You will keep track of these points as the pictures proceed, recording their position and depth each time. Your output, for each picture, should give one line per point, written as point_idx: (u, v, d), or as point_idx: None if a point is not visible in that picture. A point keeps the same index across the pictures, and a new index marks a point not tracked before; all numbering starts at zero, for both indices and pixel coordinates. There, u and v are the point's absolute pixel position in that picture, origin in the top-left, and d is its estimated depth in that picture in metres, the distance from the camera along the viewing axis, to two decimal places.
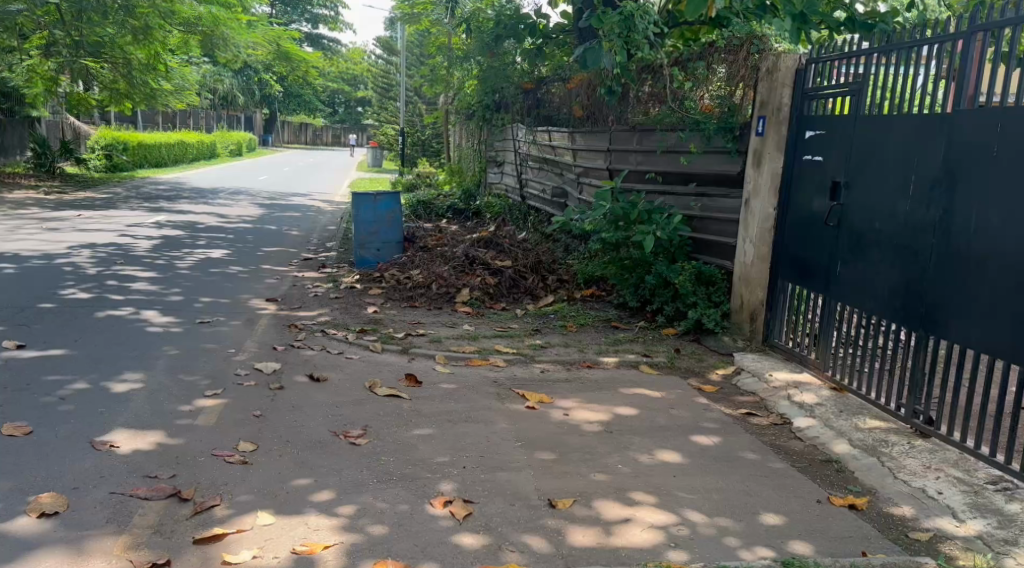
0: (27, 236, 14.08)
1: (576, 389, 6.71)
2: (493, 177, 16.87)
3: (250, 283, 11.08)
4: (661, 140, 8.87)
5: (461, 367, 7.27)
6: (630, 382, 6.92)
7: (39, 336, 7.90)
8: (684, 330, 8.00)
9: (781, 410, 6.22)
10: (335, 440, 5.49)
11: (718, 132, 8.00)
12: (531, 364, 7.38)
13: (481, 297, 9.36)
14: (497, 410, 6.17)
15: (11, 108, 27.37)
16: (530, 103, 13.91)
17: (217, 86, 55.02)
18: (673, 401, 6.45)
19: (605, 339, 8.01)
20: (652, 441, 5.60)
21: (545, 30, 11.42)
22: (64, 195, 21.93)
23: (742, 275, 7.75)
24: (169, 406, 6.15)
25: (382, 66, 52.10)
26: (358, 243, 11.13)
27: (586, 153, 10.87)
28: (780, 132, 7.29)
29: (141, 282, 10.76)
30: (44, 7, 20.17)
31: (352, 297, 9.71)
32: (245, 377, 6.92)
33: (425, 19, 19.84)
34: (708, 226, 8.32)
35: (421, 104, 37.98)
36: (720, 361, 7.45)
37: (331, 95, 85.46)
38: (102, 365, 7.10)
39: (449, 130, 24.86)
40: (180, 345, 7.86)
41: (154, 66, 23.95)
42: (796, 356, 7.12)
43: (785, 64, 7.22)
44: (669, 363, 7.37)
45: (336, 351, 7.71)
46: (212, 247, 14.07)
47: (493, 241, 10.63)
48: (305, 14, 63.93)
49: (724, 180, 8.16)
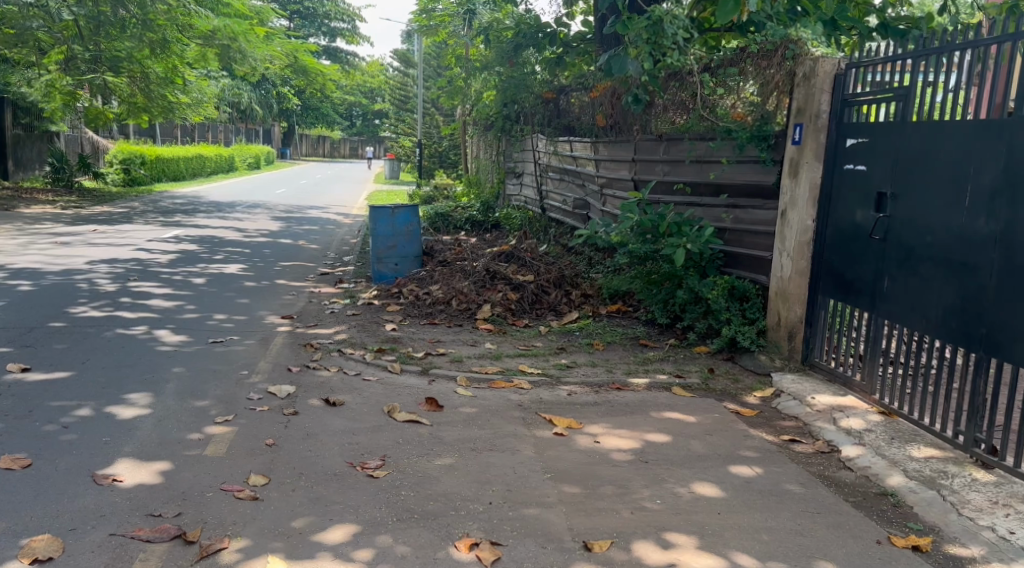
0: (41, 252, 13.89)
1: (605, 413, 6.35)
2: (512, 188, 16.52)
3: (266, 299, 10.79)
4: (689, 150, 8.53)
5: (484, 389, 6.91)
6: (662, 405, 6.54)
7: (47, 358, 7.63)
8: (717, 348, 7.62)
9: (828, 436, 5.83)
10: (353, 472, 5.16)
11: (751, 140, 7.62)
12: (557, 386, 7.01)
13: (503, 313, 9.02)
14: (523, 437, 5.81)
15: (31, 123, 27.46)
16: (550, 113, 13.58)
17: (235, 99, 55.16)
18: (710, 427, 6.06)
19: (634, 358, 7.64)
20: (689, 472, 5.22)
21: (566, 39, 11.15)
22: (81, 210, 21.84)
23: (778, 291, 7.36)
24: (177, 434, 5.85)
25: (398, 78, 51.96)
26: (375, 257, 10.82)
27: (609, 164, 10.54)
28: (819, 140, 6.91)
29: (156, 298, 10.50)
30: (63, 23, 20.40)
31: (370, 314, 9.38)
32: (257, 401, 6.60)
33: (442, 31, 19.62)
34: (741, 239, 7.95)
35: (439, 115, 37.74)
36: (757, 382, 7.07)
37: (349, 109, 85.65)
38: (109, 389, 6.81)
39: (466, 141, 24.56)
40: (190, 366, 7.56)
41: (171, 79, 23.83)
42: (839, 377, 6.73)
43: (824, 68, 6.85)
44: (704, 385, 7.00)
45: (353, 372, 7.38)
46: (228, 262, 13.82)
47: (514, 254, 10.29)
48: (321, 28, 64.12)
49: (758, 191, 7.79)
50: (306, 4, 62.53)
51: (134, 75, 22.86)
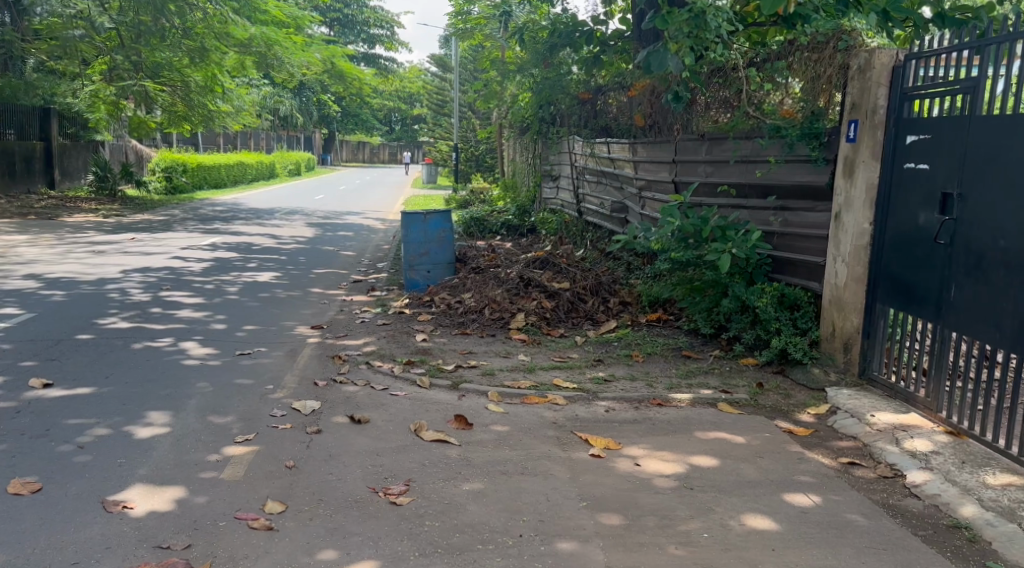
0: (76, 261, 13.80)
1: (646, 432, 5.93)
2: (548, 192, 16.11)
3: (297, 309, 10.53)
4: (734, 149, 8.10)
5: (516, 406, 6.53)
6: (707, 424, 6.10)
7: (70, 373, 7.41)
8: (766, 360, 7.15)
9: (890, 459, 5.44)
10: (375, 498, 4.82)
11: (801, 139, 7.18)
12: (594, 402, 6.59)
13: (538, 322, 8.63)
14: (558, 459, 5.42)
15: (76, 133, 27.78)
16: (587, 114, 13.15)
17: (276, 107, 55.57)
18: (760, 449, 5.63)
19: (676, 371, 7.21)
20: (739, 501, 4.81)
21: (602, 38, 10.64)
22: (122, 218, 21.89)
23: (833, 299, 6.90)
24: (194, 455, 5.56)
25: (436, 83, 51.79)
26: (407, 264, 10.51)
27: (648, 166, 10.12)
28: (876, 137, 6.47)
29: (186, 308, 10.29)
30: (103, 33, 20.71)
31: (401, 324, 9.07)
32: (280, 419, 6.30)
33: (478, 34, 19.29)
34: (789, 243, 7.50)
35: (476, 118, 37.44)
36: (811, 397, 6.61)
37: (388, 115, 85.94)
38: (130, 406, 6.55)
39: (503, 144, 24.19)
40: (214, 381, 7.28)
41: (211, 88, 23.72)
42: (901, 393, 6.30)
43: (880, 60, 6.42)
44: (752, 401, 6.55)
45: (381, 386, 7.05)
46: (262, 270, 13.62)
47: (549, 261, 9.90)
48: (361, 35, 64.33)
49: (808, 193, 7.32)
50: (345, 11, 62.87)
51: (174, 84, 22.86)
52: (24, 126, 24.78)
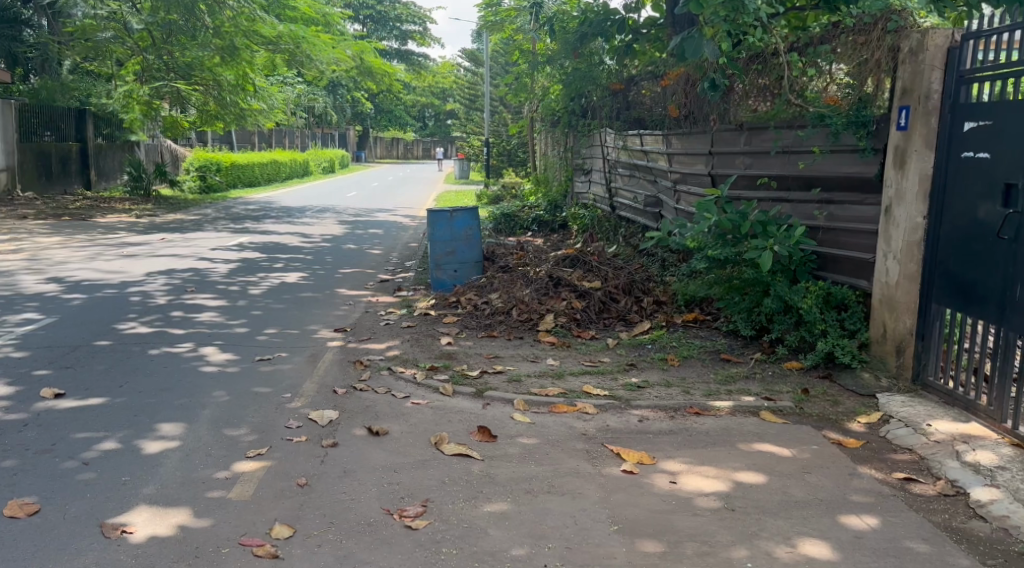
0: (104, 263, 13.65)
1: (683, 444, 5.53)
2: (580, 186, 15.69)
3: (322, 311, 10.23)
4: (775, 139, 7.64)
5: (543, 415, 6.15)
6: (750, 435, 5.68)
7: (84, 382, 7.16)
8: (811, 364, 6.71)
9: (951, 475, 5.00)
10: (389, 521, 4.50)
11: (848, 127, 6.72)
12: (627, 411, 6.19)
13: (567, 324, 8.25)
14: (587, 476, 5.04)
15: (113, 133, 27.80)
16: (619, 105, 12.70)
17: (309, 105, 55.61)
18: (808, 463, 5.21)
19: (714, 376, 6.78)
20: (785, 526, 4.42)
21: (635, 26, 10.00)
22: (154, 218, 21.84)
23: (884, 298, 6.44)
24: (203, 472, 5.26)
25: (468, 78, 51.41)
26: (433, 264, 10.18)
27: (683, 159, 9.70)
28: (930, 124, 6.01)
29: (208, 312, 10.05)
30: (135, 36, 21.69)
31: (425, 326, 8.73)
32: (296, 430, 5.99)
33: (508, 27, 18.92)
34: (836, 239, 7.03)
35: (508, 112, 37.01)
36: (861, 404, 6.17)
37: (422, 111, 85.89)
38: (141, 418, 6.27)
39: (535, 138, 23.76)
40: (230, 390, 6.99)
41: (243, 86, 23.39)
42: (959, 400, 5.84)
43: (934, 41, 5.98)
44: (798, 409, 6.11)
45: (402, 394, 6.72)
46: (289, 270, 13.37)
47: (579, 259, 9.52)
48: (393, 31, 64.18)
49: (856, 185, 6.85)
50: (378, 7, 62.84)
51: (206, 83, 22.52)
52: (61, 128, 24.82)
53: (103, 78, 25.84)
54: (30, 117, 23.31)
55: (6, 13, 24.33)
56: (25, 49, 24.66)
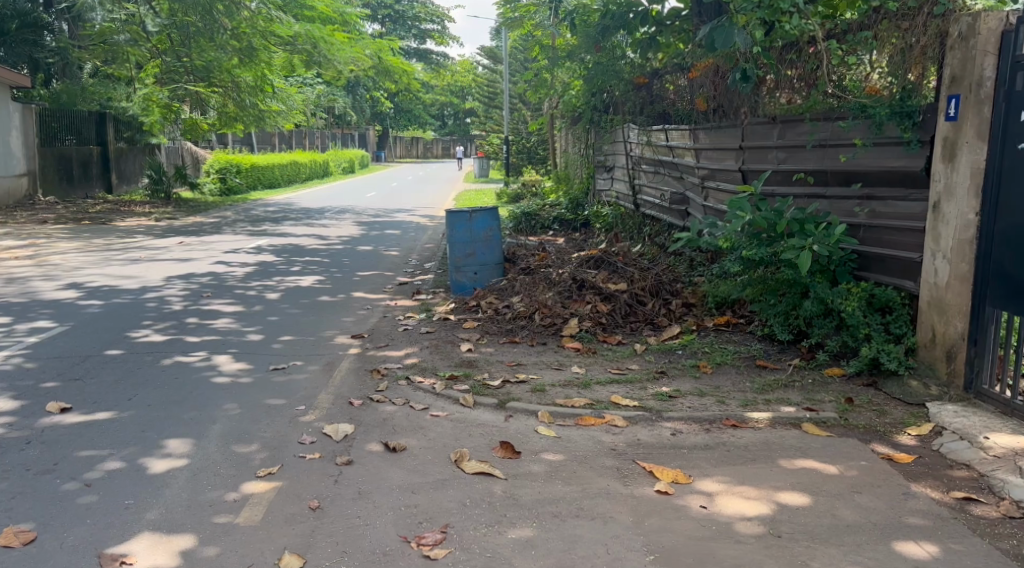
0: (119, 268, 13.41)
1: (721, 460, 5.18)
2: (602, 183, 15.31)
3: (339, 316, 9.93)
4: (811, 132, 7.25)
5: (569, 428, 5.81)
6: (792, 450, 5.32)
7: (91, 394, 6.83)
8: (854, 371, 6.37)
9: (1016, 495, 4.64)
10: (406, 550, 4.22)
11: (891, 118, 6.36)
12: (659, 423, 5.82)
13: (593, 328, 7.90)
14: (618, 497, 4.71)
15: (134, 136, 27.54)
16: (643, 100, 12.28)
17: (329, 105, 55.47)
18: (856, 483, 4.86)
19: (751, 384, 6.42)
20: (836, 556, 4.09)
21: (659, 17, 9.41)
22: (173, 221, 21.66)
23: (933, 300, 6.06)
24: (209, 494, 4.94)
25: (486, 75, 51.09)
26: (453, 266, 9.87)
27: (711, 154, 9.32)
28: (982, 114, 5.63)
29: (223, 318, 9.78)
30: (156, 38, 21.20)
31: (445, 331, 8.42)
32: (309, 446, 5.67)
33: (527, 22, 18.57)
34: (878, 237, 6.64)
35: (527, 108, 36.63)
36: (910, 415, 5.82)
37: (440, 110, 85.71)
38: (148, 433, 5.93)
39: (555, 136, 23.39)
40: (242, 401, 6.66)
41: (261, 87, 23.17)
42: (1018, 410, 5.47)
43: (987, 24, 5.60)
44: (842, 421, 5.75)
45: (421, 405, 6.41)
46: (305, 273, 13.09)
47: (604, 260, 9.14)
48: (412, 30, 63.97)
49: (900, 179, 6.46)
50: (396, 7, 62.67)
51: (224, 85, 22.31)
52: (82, 132, 24.67)
53: (124, 81, 25.61)
54: (49, 122, 23.17)
55: (26, 18, 23.57)
56: (45, 54, 24.12)
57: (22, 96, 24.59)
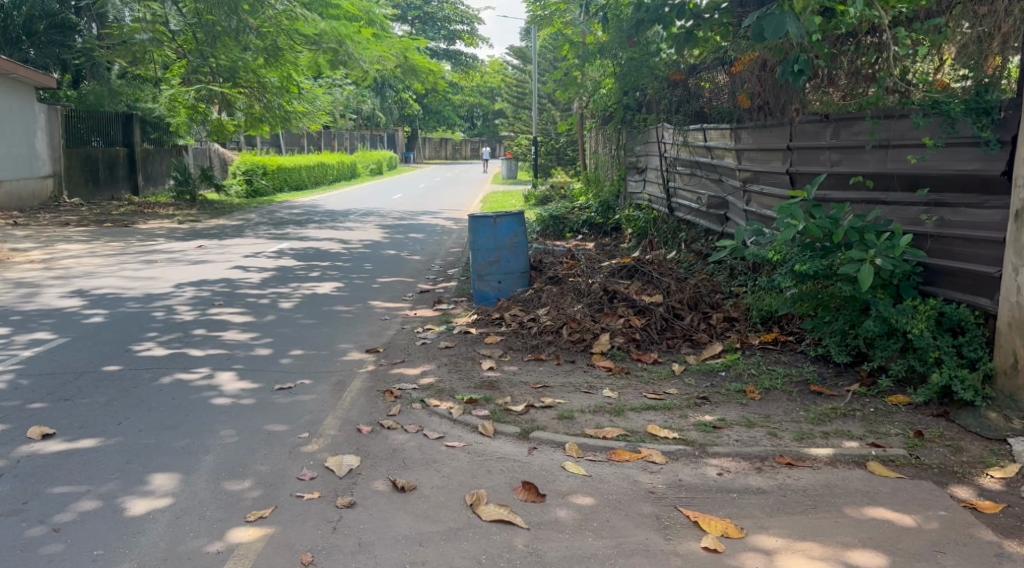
0: (133, 273, 12.87)
1: (778, 508, 4.48)
2: (634, 185, 14.59)
3: (355, 328, 9.30)
4: (870, 131, 6.53)
5: (601, 464, 5.15)
6: (859, 495, 4.62)
7: (79, 418, 6.24)
8: (923, 400, 5.67)
9: None
10: None
11: (966, 115, 5.69)
12: (702, 460, 5.13)
13: (625, 346, 7.21)
14: (660, 556, 4.05)
15: (160, 137, 27.25)
16: (678, 98, 11.41)
17: (359, 106, 55.01)
18: (937, 538, 4.17)
19: (805, 413, 5.72)
20: None
21: (697, 10, 8.67)
22: (196, 224, 21.19)
23: (1015, 320, 5.32)
24: (190, 543, 4.33)
25: (515, 75, 50.40)
26: (476, 274, 9.24)
27: (755, 155, 8.63)
28: None
29: (232, 330, 9.18)
30: (181, 37, 20.84)
31: (465, 347, 7.77)
32: (308, 481, 5.05)
33: (558, 19, 17.98)
34: (947, 248, 5.92)
35: (556, 110, 36.00)
36: (990, 452, 5.10)
37: (470, 112, 85.27)
38: (133, 465, 5.32)
39: (586, 136, 22.70)
40: (240, 427, 6.04)
41: (288, 88, 22.71)
42: None
43: None
44: (913, 459, 5.05)
45: (436, 433, 5.78)
46: (324, 280, 12.49)
47: (637, 269, 8.46)
48: (442, 31, 63.36)
49: (975, 185, 5.74)
50: (425, 7, 62.25)
51: (250, 86, 21.89)
52: (108, 133, 24.33)
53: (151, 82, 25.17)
54: (75, 123, 22.85)
55: (54, 19, 23.30)
56: (73, 55, 23.79)
57: (49, 97, 24.28)
